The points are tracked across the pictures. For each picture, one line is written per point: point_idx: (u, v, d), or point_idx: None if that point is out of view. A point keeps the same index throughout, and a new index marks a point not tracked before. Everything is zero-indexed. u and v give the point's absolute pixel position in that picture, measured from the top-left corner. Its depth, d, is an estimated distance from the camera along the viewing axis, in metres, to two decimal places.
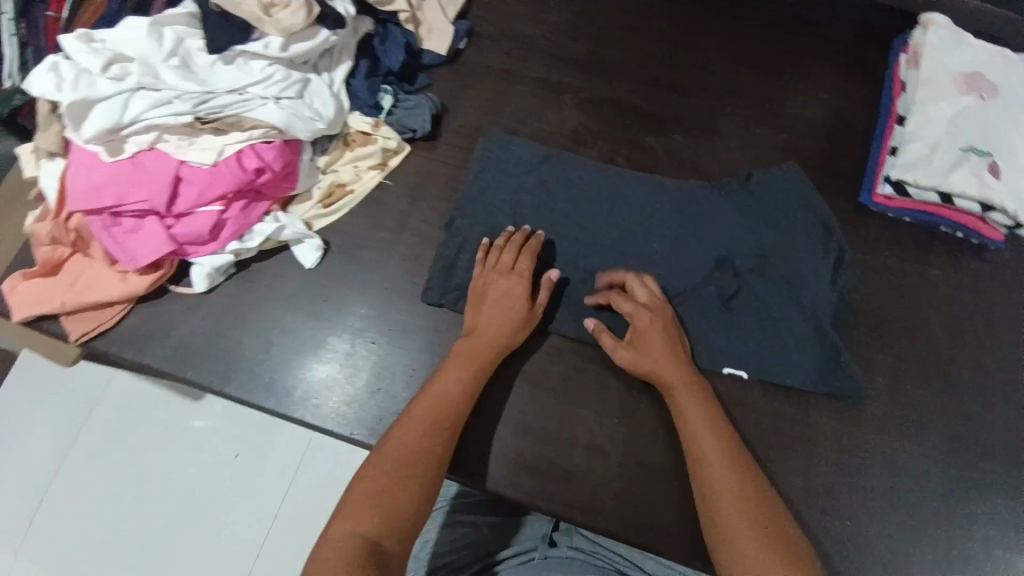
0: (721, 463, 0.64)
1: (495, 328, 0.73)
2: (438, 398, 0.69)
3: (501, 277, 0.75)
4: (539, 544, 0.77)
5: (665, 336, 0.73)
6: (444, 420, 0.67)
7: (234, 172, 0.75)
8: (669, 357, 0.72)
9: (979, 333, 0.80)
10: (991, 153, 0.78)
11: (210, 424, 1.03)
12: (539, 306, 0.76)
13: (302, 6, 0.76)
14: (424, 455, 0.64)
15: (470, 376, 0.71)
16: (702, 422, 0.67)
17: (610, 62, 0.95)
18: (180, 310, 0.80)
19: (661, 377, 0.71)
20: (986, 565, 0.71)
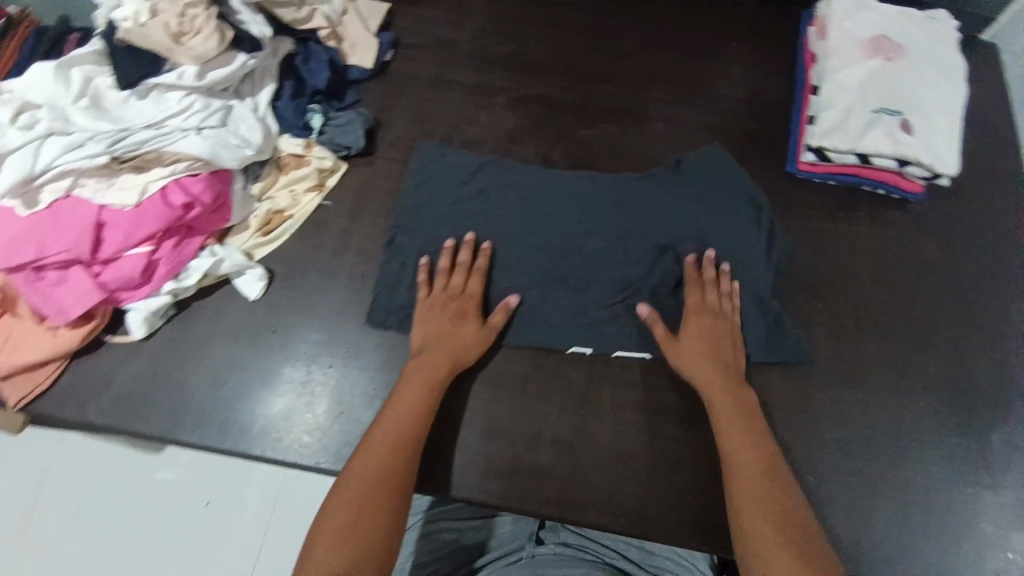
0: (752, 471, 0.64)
1: (446, 350, 0.73)
2: (398, 418, 0.67)
3: (452, 300, 0.76)
4: (526, 543, 0.72)
5: (725, 348, 0.74)
6: (405, 438, 0.66)
7: (159, 210, 0.72)
8: (720, 366, 0.73)
9: (915, 282, 0.84)
10: (901, 112, 0.81)
11: (175, 477, 0.99)
12: (491, 327, 0.76)
13: (213, 32, 0.74)
14: (388, 476, 0.62)
15: (428, 395, 0.70)
16: (739, 431, 0.68)
17: (537, 60, 0.96)
18: (121, 358, 0.77)
19: (705, 379, 0.72)
20: (947, 502, 0.74)
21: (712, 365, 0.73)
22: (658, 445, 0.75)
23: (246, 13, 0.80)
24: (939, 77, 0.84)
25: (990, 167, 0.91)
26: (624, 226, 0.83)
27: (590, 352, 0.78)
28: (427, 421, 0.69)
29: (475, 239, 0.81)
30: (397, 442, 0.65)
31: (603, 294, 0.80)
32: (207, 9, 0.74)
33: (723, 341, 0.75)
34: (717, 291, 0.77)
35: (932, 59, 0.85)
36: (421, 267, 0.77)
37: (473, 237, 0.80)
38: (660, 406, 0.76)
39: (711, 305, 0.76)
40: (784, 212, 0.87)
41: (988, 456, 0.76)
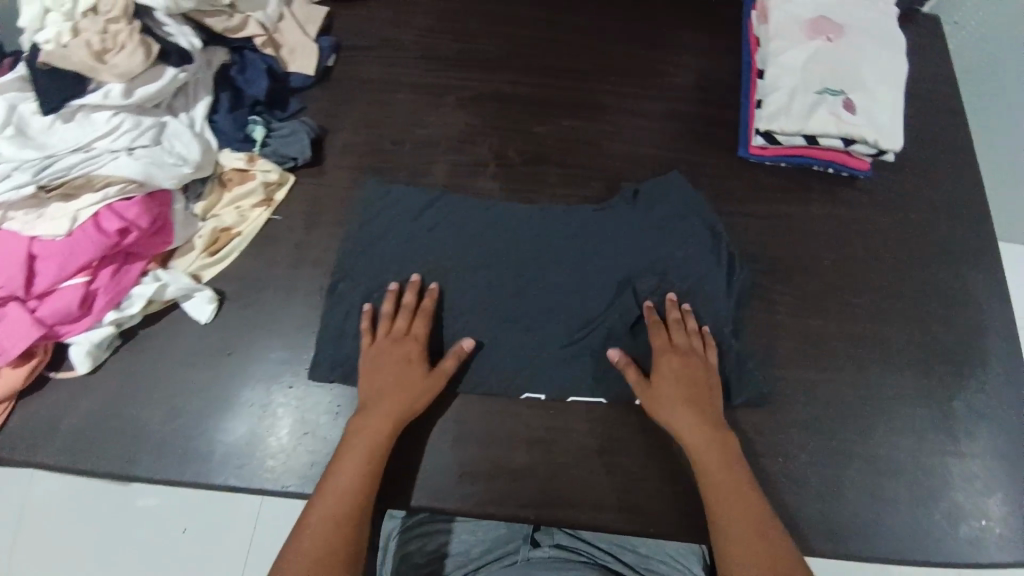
0: (742, 526, 0.63)
1: (393, 399, 0.70)
2: (343, 481, 0.65)
3: (396, 345, 0.73)
4: (521, 546, 0.76)
5: (696, 381, 0.73)
6: (351, 507, 0.63)
7: (93, 238, 0.69)
8: (691, 405, 0.71)
9: (868, 256, 0.85)
10: (844, 91, 0.83)
11: (158, 501, 1.05)
12: (439, 370, 0.73)
13: (138, 46, 0.70)
14: (335, 553, 0.60)
15: (372, 456, 0.67)
16: (723, 479, 0.67)
17: (484, 57, 0.94)
18: (68, 395, 0.73)
19: (675, 423, 0.71)
20: (910, 468, 0.76)
21: (686, 403, 0.71)
22: (630, 439, 0.74)
23: (173, 25, 0.76)
24: (878, 55, 0.86)
25: (937, 139, 0.93)
26: (583, 223, 0.84)
27: (545, 397, 0.76)
28: (376, 479, 0.66)
29: (420, 281, 0.79)
30: (344, 512, 0.63)
31: (565, 292, 0.81)
32: (129, 23, 0.70)
33: (693, 376, 0.73)
34: (682, 329, 0.76)
35: (872, 37, 0.86)
36: (363, 314, 0.75)
37: (417, 279, 0.78)
38: (630, 398, 0.76)
39: (678, 344, 0.75)
40: (740, 196, 0.87)
41: (948, 423, 0.78)
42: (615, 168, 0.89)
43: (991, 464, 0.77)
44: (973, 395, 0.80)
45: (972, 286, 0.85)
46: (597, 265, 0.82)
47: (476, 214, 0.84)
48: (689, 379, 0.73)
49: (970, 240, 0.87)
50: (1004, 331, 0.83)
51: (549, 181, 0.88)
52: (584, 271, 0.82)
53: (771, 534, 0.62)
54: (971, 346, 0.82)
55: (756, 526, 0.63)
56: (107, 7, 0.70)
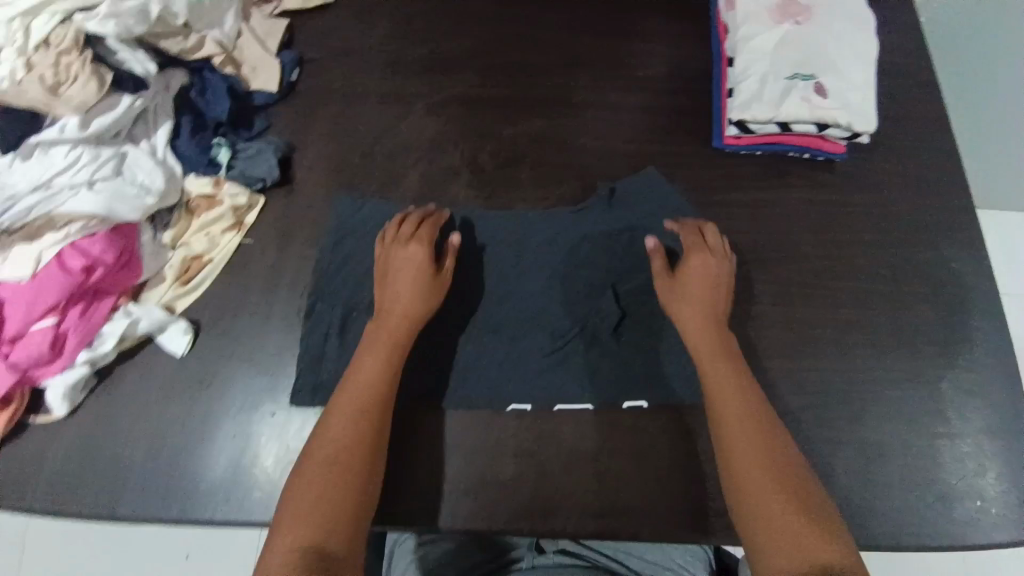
0: (748, 431, 0.65)
1: (401, 301, 0.72)
2: (360, 390, 0.67)
3: (403, 253, 0.74)
4: (527, 553, 0.77)
5: (704, 284, 0.74)
6: (367, 417, 0.65)
7: (57, 278, 0.67)
8: (698, 306, 0.73)
9: (849, 240, 0.85)
10: (814, 75, 0.82)
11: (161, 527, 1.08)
12: (442, 275, 0.75)
13: (90, 76, 0.68)
14: (353, 460, 0.63)
15: (386, 359, 0.69)
16: (729, 388, 0.68)
17: (450, 60, 0.92)
18: (46, 438, 0.72)
19: (684, 312, 0.74)
20: (900, 451, 0.76)
21: (701, 295, 0.74)
22: (621, 441, 0.74)
23: (126, 52, 0.73)
24: (850, 34, 0.84)
25: (915, 115, 0.91)
26: (560, 226, 0.83)
27: (531, 408, 0.75)
28: (391, 387, 0.68)
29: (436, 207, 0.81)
30: (359, 421, 0.65)
31: (546, 298, 0.80)
32: (80, 54, 0.68)
33: (702, 281, 0.75)
34: (694, 245, 0.77)
35: (843, 16, 0.85)
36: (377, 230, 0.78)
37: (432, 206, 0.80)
38: (617, 400, 0.75)
39: (689, 257, 0.76)
40: (717, 187, 0.86)
41: (936, 404, 0.78)
42: (591, 166, 0.87)
43: (981, 440, 0.77)
44: (960, 374, 0.80)
45: (955, 264, 0.84)
46: (577, 269, 0.81)
47: (452, 224, 0.82)
48: (695, 282, 0.75)
49: (951, 217, 0.86)
50: (989, 307, 0.83)
51: (524, 184, 0.86)
52: (565, 276, 0.81)
53: (775, 440, 0.65)
54: (956, 325, 0.82)
55: (761, 432, 0.65)
56: (58, 39, 0.67)
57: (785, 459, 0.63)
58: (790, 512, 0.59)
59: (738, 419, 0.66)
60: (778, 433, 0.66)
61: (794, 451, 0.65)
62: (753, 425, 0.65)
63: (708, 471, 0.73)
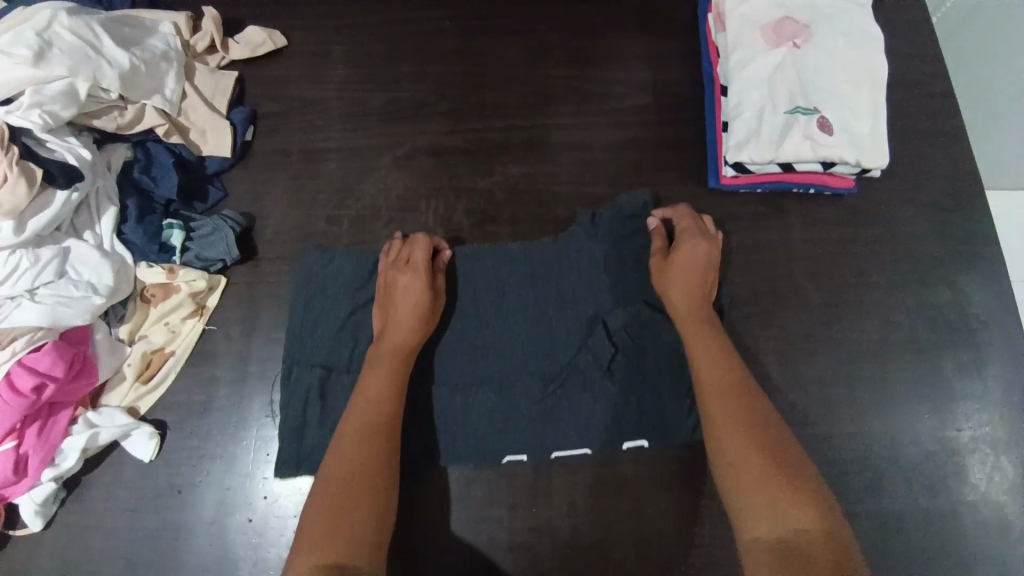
0: (728, 408, 0.61)
1: (402, 319, 0.69)
2: (366, 409, 0.63)
3: (402, 272, 0.71)
4: None
5: (693, 264, 0.70)
6: (377, 433, 0.62)
7: (5, 401, 0.62)
8: (690, 286, 0.70)
9: (858, 283, 0.78)
10: (817, 109, 0.74)
11: None
12: (439, 292, 0.72)
13: (19, 175, 0.62)
14: (370, 473, 0.59)
15: (393, 377, 0.66)
16: (711, 363, 0.65)
17: (416, 105, 0.85)
18: (20, 558, 0.69)
19: (674, 298, 0.70)
20: (918, 515, 0.71)
21: (696, 282, 0.70)
22: (619, 527, 0.69)
23: (56, 140, 0.67)
24: (855, 53, 0.76)
25: (928, 134, 0.83)
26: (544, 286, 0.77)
27: (526, 458, 0.70)
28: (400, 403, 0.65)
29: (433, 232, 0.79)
30: (370, 437, 0.61)
31: (534, 370, 0.73)
32: (6, 152, 0.62)
33: (692, 264, 0.70)
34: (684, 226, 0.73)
35: (846, 33, 0.76)
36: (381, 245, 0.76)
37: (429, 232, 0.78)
38: (613, 479, 0.70)
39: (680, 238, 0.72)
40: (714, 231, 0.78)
41: (953, 459, 0.73)
42: (574, 214, 0.81)
43: (1006, 496, 0.72)
44: (976, 423, 0.74)
45: (974, 301, 0.78)
46: (568, 338, 0.74)
47: None
48: (690, 264, 0.70)
49: (968, 249, 0.79)
50: (1010, 347, 0.76)
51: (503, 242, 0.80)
52: (555, 346, 0.74)
53: (760, 417, 0.60)
54: (973, 370, 0.75)
55: (743, 410, 0.60)
56: None
57: (774, 436, 0.59)
58: (770, 492, 0.55)
59: (718, 397, 0.62)
60: (762, 409, 0.61)
61: (783, 428, 0.60)
62: (733, 402, 0.61)
63: (713, 551, 0.68)
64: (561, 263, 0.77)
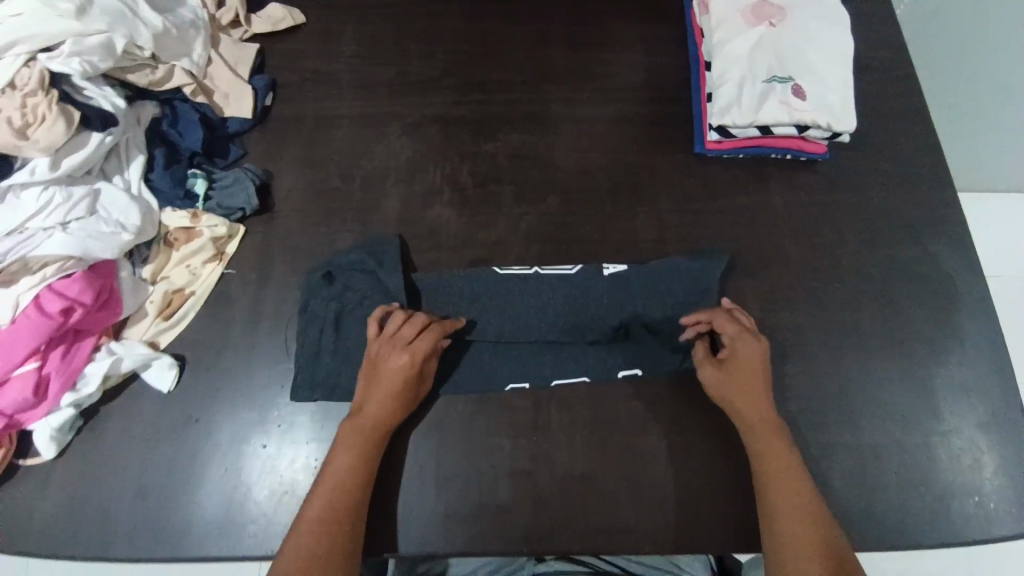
0: (784, 483, 0.66)
1: (385, 407, 0.69)
2: (334, 495, 0.65)
3: (396, 355, 0.69)
4: (528, 561, 0.82)
5: (752, 372, 0.71)
6: (340, 526, 0.64)
7: (35, 322, 0.65)
8: (745, 386, 0.70)
9: (837, 239, 0.83)
10: (792, 77, 0.81)
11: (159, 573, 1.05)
12: (426, 377, 0.72)
13: (58, 117, 0.66)
14: (328, 569, 0.61)
15: (364, 464, 0.67)
16: (773, 440, 0.68)
17: (425, 77, 0.91)
18: (36, 483, 0.71)
19: (726, 399, 0.71)
20: (896, 449, 0.74)
21: (747, 387, 0.70)
22: (611, 458, 0.73)
23: (93, 88, 0.72)
24: (825, 34, 0.84)
25: (897, 112, 0.90)
26: (541, 242, 0.83)
27: (530, 386, 0.75)
28: (366, 491, 0.67)
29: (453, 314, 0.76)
30: (334, 526, 0.63)
31: (538, 315, 0.77)
32: (47, 94, 0.67)
33: (749, 368, 0.71)
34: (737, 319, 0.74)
35: (817, 17, 0.85)
36: (372, 316, 0.72)
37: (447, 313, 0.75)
38: (607, 415, 0.75)
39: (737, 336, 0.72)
40: (698, 192, 0.85)
41: (930, 403, 0.76)
42: (571, 180, 0.86)
43: (978, 436, 0.75)
44: (952, 371, 0.78)
45: (943, 257, 0.83)
46: (571, 282, 0.79)
47: (436, 246, 0.82)
48: (748, 362, 0.71)
49: (939, 213, 0.85)
50: (980, 301, 0.81)
51: (505, 200, 0.85)
52: (556, 288, 0.79)
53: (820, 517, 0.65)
54: (948, 321, 0.80)
55: (804, 493, 0.66)
56: (25, 82, 0.67)
57: (831, 535, 0.64)
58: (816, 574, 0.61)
59: (777, 472, 0.67)
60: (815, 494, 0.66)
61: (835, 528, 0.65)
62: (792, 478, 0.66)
63: (704, 481, 0.72)
64: (559, 221, 0.84)
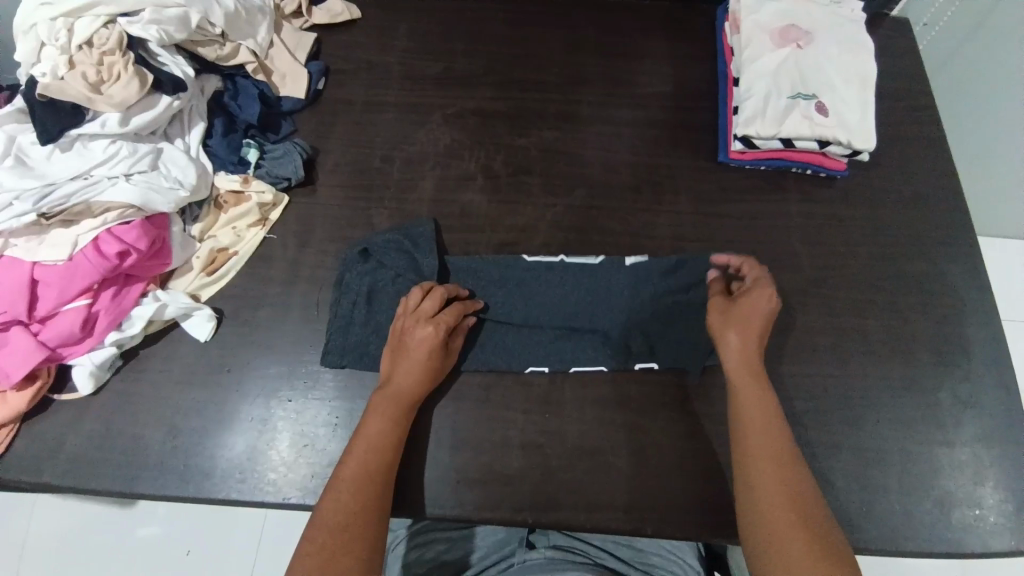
0: (772, 456, 0.64)
1: (413, 375, 0.71)
2: (367, 455, 0.66)
3: (421, 326, 0.72)
4: (517, 549, 0.77)
5: (760, 318, 0.72)
6: (373, 483, 0.64)
7: (93, 261, 0.71)
8: (748, 335, 0.72)
9: (851, 252, 0.86)
10: (815, 95, 0.86)
11: (159, 530, 1.07)
12: (451, 350, 0.75)
13: (132, 76, 0.72)
14: (364, 524, 0.61)
15: (395, 429, 0.69)
16: (762, 418, 0.67)
17: (467, 74, 0.97)
18: (71, 416, 0.75)
19: (731, 345, 0.72)
20: (898, 457, 0.76)
21: (752, 334, 0.72)
22: (618, 439, 0.75)
23: (166, 55, 0.78)
24: (849, 58, 0.88)
25: (916, 137, 0.94)
26: (565, 233, 0.87)
27: (549, 370, 0.78)
28: (395, 455, 0.68)
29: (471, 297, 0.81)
30: (368, 483, 0.64)
31: (557, 300, 0.81)
32: (124, 55, 0.73)
33: (751, 322, 0.72)
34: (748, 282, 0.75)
35: (842, 43, 0.89)
36: (414, 290, 0.75)
37: (465, 292, 0.80)
38: (618, 398, 0.77)
39: (750, 287, 0.74)
40: (720, 197, 0.89)
41: (934, 416, 0.78)
42: (598, 177, 0.90)
43: (978, 451, 0.76)
44: (957, 385, 0.79)
45: (953, 276, 0.85)
46: (593, 274, 0.83)
47: (465, 229, 0.86)
48: (752, 312, 0.72)
49: (952, 234, 0.88)
50: (988, 322, 0.83)
51: (535, 192, 0.89)
52: (577, 280, 0.82)
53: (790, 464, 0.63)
54: (956, 337, 0.82)
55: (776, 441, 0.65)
56: (103, 40, 0.72)
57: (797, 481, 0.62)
58: (812, 561, 0.56)
59: (759, 430, 0.66)
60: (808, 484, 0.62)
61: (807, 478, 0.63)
62: (779, 464, 0.63)
63: (710, 470, 0.74)
64: (584, 214, 0.88)
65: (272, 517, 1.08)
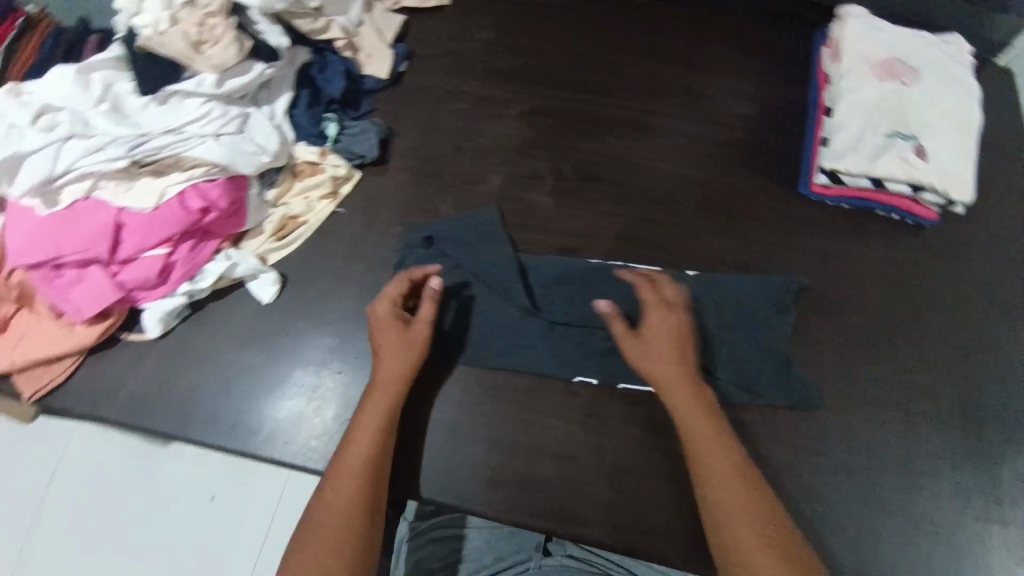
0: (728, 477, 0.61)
1: (384, 357, 0.71)
2: (353, 440, 0.66)
3: (375, 311, 0.73)
4: (534, 553, 0.78)
5: (669, 338, 0.69)
6: (362, 466, 0.65)
7: (177, 213, 0.74)
8: (665, 361, 0.68)
9: (927, 306, 0.82)
10: (916, 137, 0.81)
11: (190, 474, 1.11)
12: (417, 321, 0.72)
13: (231, 41, 0.75)
14: (356, 506, 0.62)
15: (378, 411, 0.68)
16: (708, 442, 0.63)
17: (548, 72, 0.96)
18: (135, 357, 0.79)
19: (654, 375, 0.68)
20: (948, 529, 0.72)
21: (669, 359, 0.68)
22: (657, 462, 0.74)
23: (264, 24, 0.80)
24: (955, 102, 0.83)
25: (1014, 195, 0.88)
26: (628, 245, 0.85)
27: (596, 382, 0.77)
28: (385, 437, 0.68)
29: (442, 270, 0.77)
30: (354, 466, 0.64)
31: None
32: (225, 18, 0.75)
33: (660, 341, 0.68)
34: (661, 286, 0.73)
35: (949, 85, 0.84)
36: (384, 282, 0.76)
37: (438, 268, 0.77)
38: (662, 420, 0.76)
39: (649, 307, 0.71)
40: (794, 229, 0.86)
41: (995, 493, 0.73)
42: (667, 192, 0.88)
43: None
44: None
45: None
46: None
47: (528, 228, 0.86)
48: (662, 333, 0.69)
49: None
50: None
51: (601, 199, 0.88)
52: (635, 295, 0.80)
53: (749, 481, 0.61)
54: None
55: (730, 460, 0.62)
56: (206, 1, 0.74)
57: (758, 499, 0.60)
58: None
59: (707, 453, 0.63)
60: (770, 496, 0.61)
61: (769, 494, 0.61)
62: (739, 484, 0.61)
63: None
64: (649, 228, 0.86)
65: (297, 481, 1.11)
